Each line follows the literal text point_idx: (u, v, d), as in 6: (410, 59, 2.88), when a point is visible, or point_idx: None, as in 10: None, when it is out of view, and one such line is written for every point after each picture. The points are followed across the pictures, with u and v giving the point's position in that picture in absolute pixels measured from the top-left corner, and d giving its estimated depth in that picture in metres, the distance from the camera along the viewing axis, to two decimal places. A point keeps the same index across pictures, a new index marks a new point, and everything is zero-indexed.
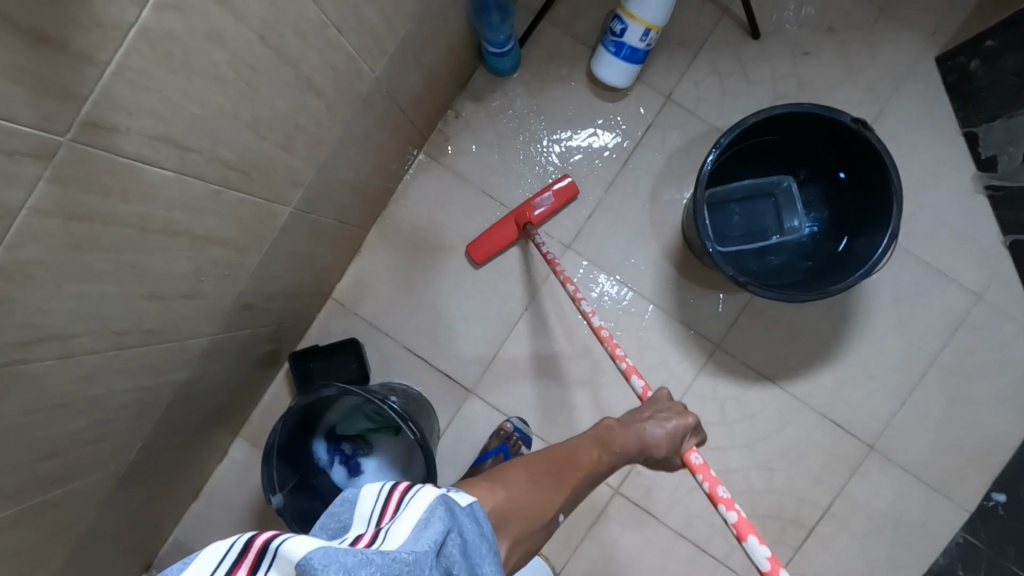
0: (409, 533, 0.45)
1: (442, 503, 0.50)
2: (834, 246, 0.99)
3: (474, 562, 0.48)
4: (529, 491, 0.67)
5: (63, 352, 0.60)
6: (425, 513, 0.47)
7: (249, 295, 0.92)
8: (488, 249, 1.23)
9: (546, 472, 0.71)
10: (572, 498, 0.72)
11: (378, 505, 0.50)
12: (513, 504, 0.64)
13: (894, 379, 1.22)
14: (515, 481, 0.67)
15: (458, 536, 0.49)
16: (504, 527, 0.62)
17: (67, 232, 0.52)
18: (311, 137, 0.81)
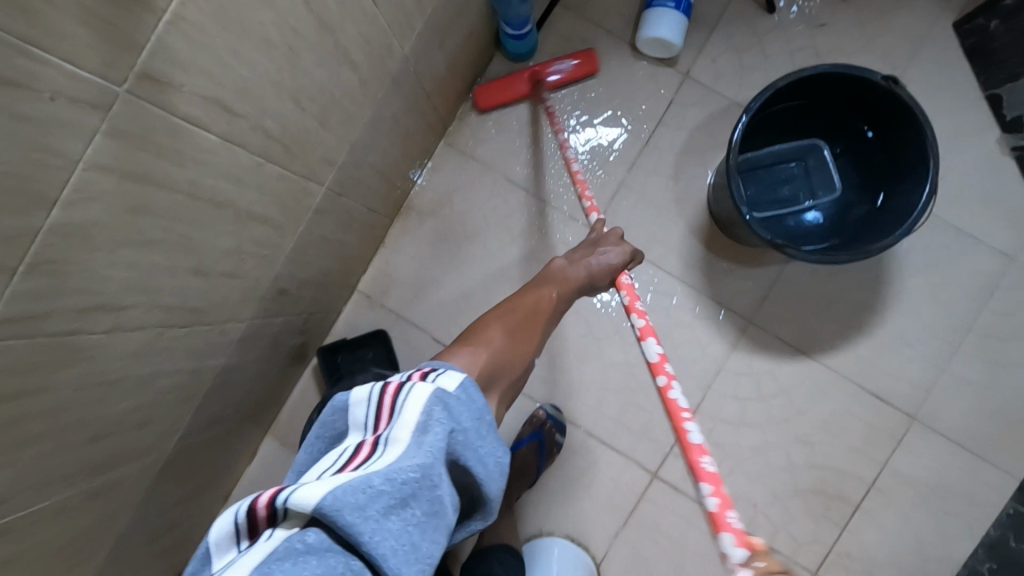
0: (409, 439, 0.48)
1: (437, 403, 0.51)
2: (869, 204, 0.98)
3: (481, 447, 0.52)
4: (506, 345, 0.68)
5: (114, 324, 0.60)
6: (424, 421, 0.49)
7: (284, 280, 0.91)
8: (495, 100, 1.24)
9: (517, 326, 0.71)
10: (543, 333, 0.74)
11: (368, 414, 0.52)
12: (495, 358, 0.65)
13: (932, 347, 1.20)
14: (492, 339, 0.67)
15: (460, 430, 0.51)
16: (495, 379, 0.65)
17: (122, 191, 0.51)
18: (346, 114, 0.80)
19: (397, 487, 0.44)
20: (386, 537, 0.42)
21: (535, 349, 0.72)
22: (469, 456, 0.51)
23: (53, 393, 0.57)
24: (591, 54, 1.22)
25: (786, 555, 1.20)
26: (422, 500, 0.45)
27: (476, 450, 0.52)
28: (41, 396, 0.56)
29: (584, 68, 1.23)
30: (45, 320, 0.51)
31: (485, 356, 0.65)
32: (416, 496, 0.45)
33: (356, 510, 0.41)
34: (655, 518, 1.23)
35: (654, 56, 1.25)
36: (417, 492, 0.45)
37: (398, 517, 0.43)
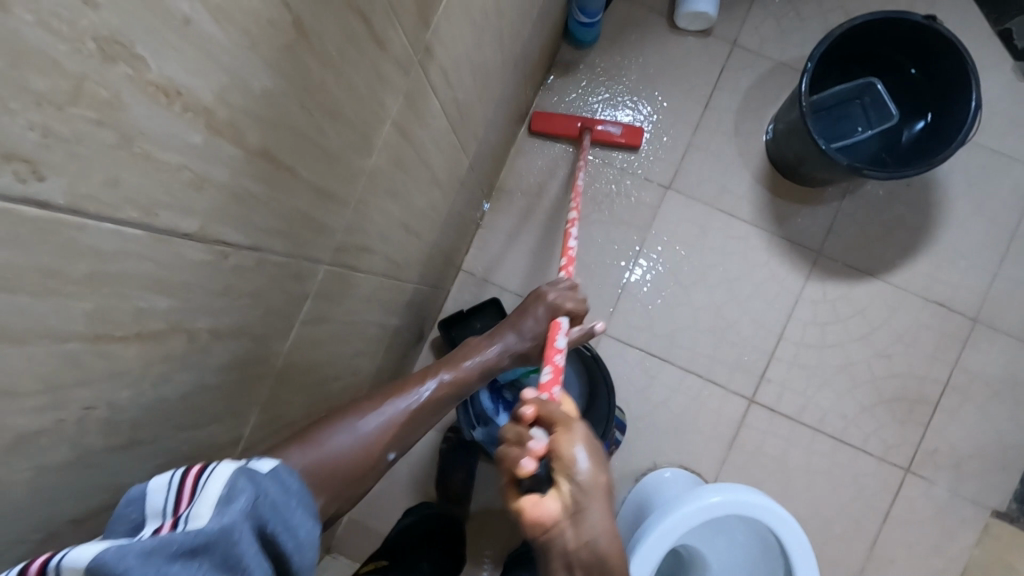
0: (215, 508, 0.36)
1: (247, 476, 0.40)
2: (918, 123, 1.14)
3: (294, 518, 0.42)
4: (353, 443, 0.62)
5: (366, 268, 0.73)
6: (236, 483, 0.38)
7: (433, 248, 1.04)
8: (544, 128, 1.36)
9: (387, 420, 0.66)
10: (413, 434, 0.69)
11: (165, 495, 0.37)
12: (329, 458, 0.58)
13: (983, 256, 1.35)
14: (330, 437, 0.60)
15: (272, 498, 0.41)
16: (321, 486, 0.57)
17: (397, 146, 0.64)
18: (490, 93, 0.94)
19: (190, 542, 0.34)
20: None
21: (386, 450, 0.65)
22: (280, 523, 0.41)
23: (330, 327, 0.70)
24: (639, 132, 1.34)
25: (880, 457, 1.33)
26: (218, 556, 0.35)
27: (291, 520, 0.41)
28: (326, 327, 0.68)
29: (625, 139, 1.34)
30: (346, 254, 0.64)
31: (319, 459, 0.58)
32: (212, 550, 0.35)
33: (139, 558, 0.31)
34: (757, 441, 1.35)
35: (696, 30, 1.39)
36: (212, 546, 0.35)
37: (184, 571, 0.33)
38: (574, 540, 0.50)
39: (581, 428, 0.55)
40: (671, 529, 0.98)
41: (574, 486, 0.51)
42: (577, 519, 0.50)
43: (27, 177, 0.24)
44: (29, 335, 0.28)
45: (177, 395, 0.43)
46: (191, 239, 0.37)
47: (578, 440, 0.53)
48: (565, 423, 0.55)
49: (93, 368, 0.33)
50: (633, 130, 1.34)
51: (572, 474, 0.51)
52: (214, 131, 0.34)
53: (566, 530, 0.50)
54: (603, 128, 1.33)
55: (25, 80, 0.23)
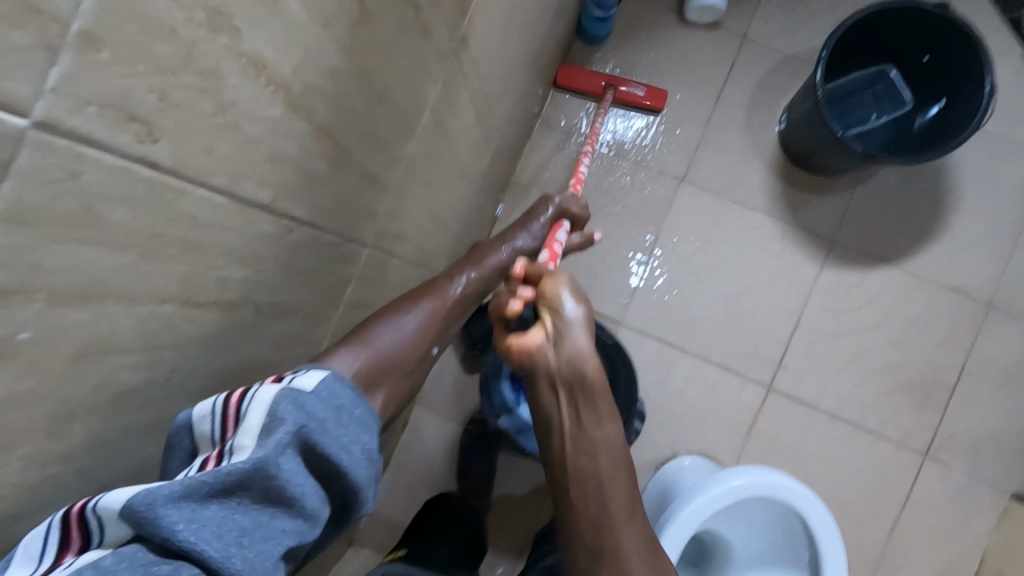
0: (256, 439, 0.35)
1: (289, 396, 0.38)
2: (933, 107, 1.15)
3: (346, 433, 0.40)
4: (400, 342, 0.60)
5: (400, 254, 0.74)
6: (276, 405, 0.37)
7: (456, 239, 1.05)
8: (574, 80, 1.36)
9: (427, 315, 0.65)
10: (448, 329, 0.69)
11: (210, 422, 0.37)
12: (383, 351, 0.57)
13: (996, 242, 1.36)
14: (378, 336, 0.58)
15: (318, 422, 0.39)
16: (382, 378, 0.57)
17: (432, 133, 0.66)
18: (511, 85, 0.96)
19: (222, 480, 0.33)
20: (205, 533, 0.32)
21: (427, 348, 0.63)
22: (328, 443, 0.39)
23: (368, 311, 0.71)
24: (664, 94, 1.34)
25: (897, 442, 1.34)
26: (256, 489, 0.34)
27: (341, 438, 0.40)
28: (365, 311, 0.70)
29: (652, 101, 1.34)
30: (385, 239, 0.65)
31: (373, 351, 0.56)
32: (250, 485, 0.34)
33: (172, 500, 0.31)
34: (775, 429, 1.36)
35: (705, 23, 1.41)
36: (249, 481, 0.34)
37: (222, 506, 0.33)
38: (556, 360, 0.54)
39: (567, 275, 0.57)
40: (696, 512, 0.98)
41: (559, 320, 0.54)
42: (559, 341, 0.54)
43: (144, 139, 0.26)
44: (135, 293, 0.30)
45: (242, 366, 0.45)
46: (264, 211, 0.38)
47: (563, 283, 0.56)
48: (552, 274, 0.57)
49: (179, 332, 0.35)
50: (659, 91, 1.35)
51: (556, 308, 0.54)
52: (289, 106, 0.36)
53: (550, 352, 0.54)
54: (628, 89, 1.34)
55: (149, 45, 0.24)
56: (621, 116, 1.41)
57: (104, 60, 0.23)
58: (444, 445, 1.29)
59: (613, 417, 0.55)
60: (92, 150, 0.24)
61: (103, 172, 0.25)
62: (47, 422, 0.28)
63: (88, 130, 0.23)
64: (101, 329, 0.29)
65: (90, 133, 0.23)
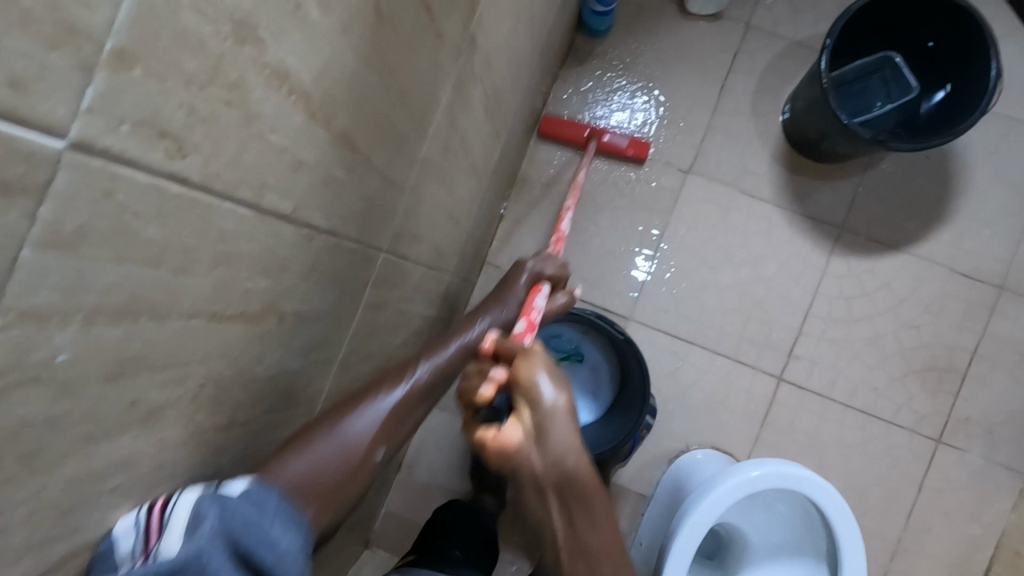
0: (184, 536, 0.33)
1: (216, 497, 0.35)
2: (939, 93, 1.14)
3: (273, 529, 0.37)
4: (343, 448, 0.48)
5: (413, 257, 0.74)
6: (200, 506, 0.34)
7: (466, 238, 1.05)
8: (554, 131, 1.36)
9: (378, 416, 0.52)
10: (403, 429, 0.55)
11: (132, 536, 0.33)
12: (314, 470, 0.45)
13: (1007, 224, 1.35)
14: (317, 441, 0.47)
15: (243, 520, 0.36)
16: (310, 500, 0.44)
17: (444, 134, 0.66)
18: (518, 81, 0.95)
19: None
20: None
21: (377, 450, 0.51)
22: (255, 539, 0.36)
23: (385, 315, 0.71)
24: (645, 147, 1.34)
25: (912, 428, 1.33)
26: None
27: (265, 534, 0.37)
28: (382, 315, 0.70)
29: (631, 150, 1.34)
30: (400, 242, 0.65)
31: (297, 475, 0.44)
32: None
33: None
34: (789, 418, 1.36)
35: (707, 14, 1.40)
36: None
37: None
38: (540, 462, 0.46)
39: (543, 355, 0.50)
40: (716, 503, 0.98)
41: (538, 414, 0.47)
42: (544, 440, 0.46)
43: (174, 154, 0.26)
44: (167, 309, 0.30)
45: (267, 376, 0.44)
46: (287, 220, 0.38)
47: (540, 366, 0.48)
48: (527, 354, 0.50)
49: (208, 346, 0.35)
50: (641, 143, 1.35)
51: (534, 400, 0.47)
52: (310, 114, 0.36)
53: (532, 450, 0.47)
54: (609, 138, 1.34)
55: (178, 59, 0.24)
56: (624, 109, 1.40)
57: (137, 77, 0.22)
58: (458, 444, 1.29)
59: (600, 499, 0.48)
60: (127, 169, 0.24)
61: (136, 191, 0.25)
62: (86, 443, 0.28)
63: (121, 149, 0.23)
64: (136, 347, 0.28)
65: (124, 151, 0.23)
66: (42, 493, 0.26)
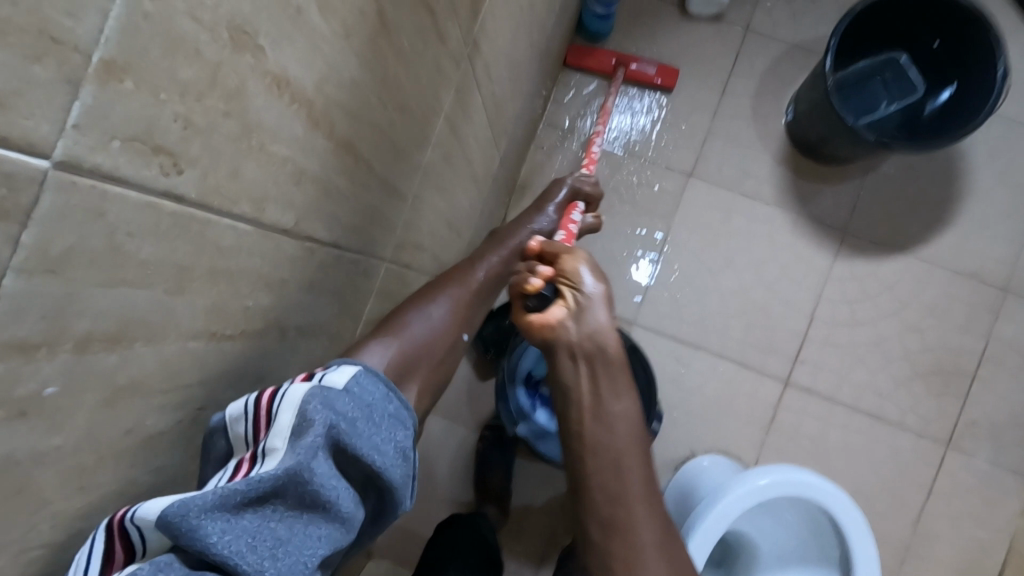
0: (289, 441, 0.33)
1: (321, 393, 0.35)
2: (944, 93, 1.13)
3: (378, 432, 0.37)
4: (429, 331, 0.59)
5: (416, 266, 0.72)
6: (307, 405, 0.34)
7: (467, 245, 1.03)
8: (583, 60, 1.36)
9: (450, 306, 0.63)
10: (473, 317, 0.68)
11: (244, 424, 0.34)
12: (417, 339, 0.57)
13: (1011, 224, 1.34)
14: (411, 323, 0.58)
15: (346, 420, 0.36)
16: (409, 375, 0.56)
17: (445, 141, 0.64)
18: (519, 86, 0.94)
19: (253, 490, 0.30)
20: (235, 546, 0.30)
21: (459, 334, 0.64)
22: (363, 444, 0.36)
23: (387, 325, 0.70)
24: (673, 71, 1.34)
25: (918, 432, 1.32)
26: (293, 497, 0.32)
27: (373, 440, 0.37)
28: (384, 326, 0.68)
29: (660, 79, 1.34)
30: (402, 251, 0.64)
31: (407, 341, 0.56)
32: (285, 493, 0.31)
33: (205, 511, 0.29)
34: (795, 423, 1.34)
35: (706, 17, 1.39)
36: (284, 488, 0.31)
37: (256, 515, 0.31)
38: (577, 335, 0.50)
39: (584, 254, 0.55)
40: (725, 513, 0.97)
41: (579, 295, 0.51)
42: (581, 317, 0.50)
43: (169, 170, 0.24)
44: (162, 332, 0.28)
45: (267, 395, 0.43)
46: (287, 234, 0.36)
47: (581, 259, 0.54)
48: (570, 252, 0.56)
49: (205, 368, 0.33)
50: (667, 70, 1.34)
51: (576, 284, 0.52)
52: (312, 124, 0.34)
53: (571, 327, 0.51)
54: (637, 66, 1.33)
55: (174, 69, 0.23)
56: (626, 113, 1.39)
57: (128, 90, 0.21)
58: (461, 453, 1.27)
59: (628, 387, 0.51)
60: (118, 187, 0.22)
61: (128, 210, 0.23)
62: (78, 475, 0.26)
63: (112, 167, 0.21)
64: (129, 374, 0.27)
65: (115, 169, 0.21)
66: (30, 531, 0.25)
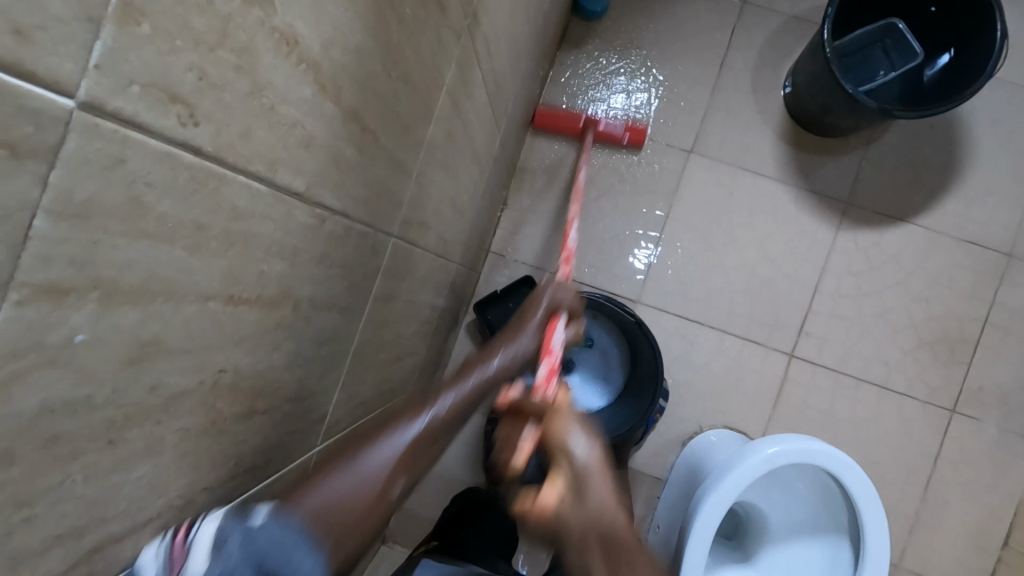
0: (210, 558, 0.33)
1: (237, 523, 0.36)
2: (942, 58, 1.13)
3: (301, 554, 0.38)
4: (353, 487, 0.44)
5: (423, 243, 0.72)
6: (223, 533, 0.35)
7: (471, 227, 1.03)
8: (552, 120, 1.33)
9: (394, 448, 0.48)
10: (421, 464, 0.50)
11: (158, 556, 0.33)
12: (336, 498, 0.42)
13: (1014, 190, 1.34)
14: (332, 480, 0.43)
15: (268, 542, 0.36)
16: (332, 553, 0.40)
17: (448, 116, 0.64)
18: (518, 63, 0.93)
19: None
20: None
21: (394, 480, 0.47)
22: (283, 565, 0.37)
23: (396, 303, 0.70)
24: (643, 130, 1.33)
25: (925, 401, 1.33)
26: None
27: (289, 560, 0.37)
28: (394, 303, 0.69)
29: (630, 139, 1.33)
30: (409, 227, 0.64)
31: (323, 500, 0.41)
32: None
33: None
34: (802, 396, 1.35)
35: None
36: None
37: None
38: (579, 522, 0.48)
39: (570, 415, 0.51)
40: (736, 483, 0.97)
41: (575, 467, 0.48)
42: (578, 497, 0.48)
43: (185, 121, 0.24)
44: (184, 290, 0.28)
45: (284, 364, 0.43)
46: (299, 199, 0.37)
47: (571, 424, 0.50)
48: (552, 410, 0.52)
49: (223, 332, 0.33)
50: (637, 129, 1.33)
51: (568, 455, 0.48)
52: (320, 86, 0.34)
53: (570, 512, 0.47)
54: (604, 124, 1.32)
55: (188, 18, 0.23)
56: (625, 94, 1.38)
57: (145, 34, 0.21)
58: (471, 435, 1.28)
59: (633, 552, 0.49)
60: (137, 134, 0.22)
61: (147, 160, 0.23)
62: (108, 430, 0.27)
63: (132, 112, 0.22)
64: (153, 329, 0.27)
65: (134, 115, 0.22)
66: (65, 482, 0.25)
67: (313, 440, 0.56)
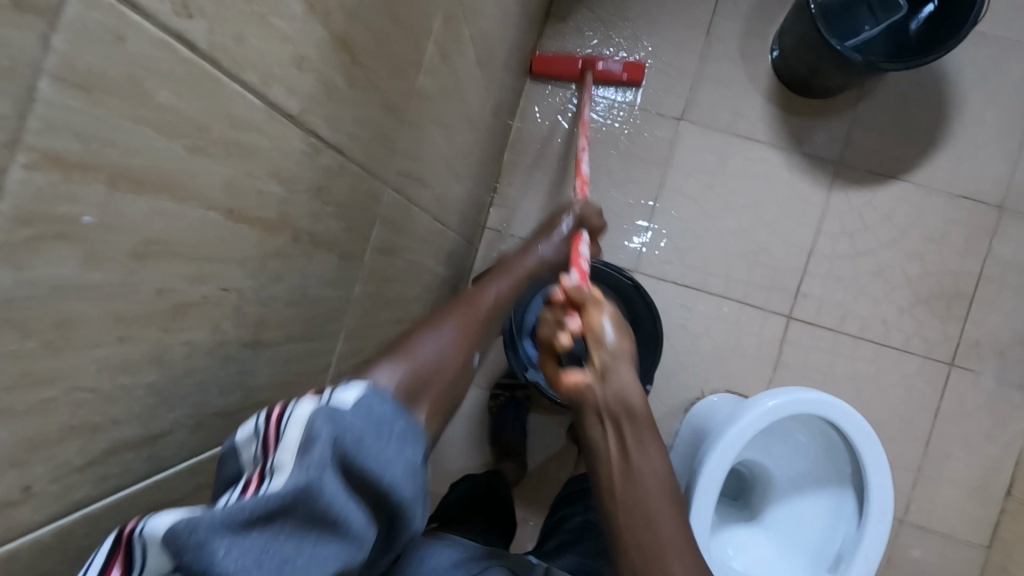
0: (296, 455, 0.32)
1: (329, 411, 0.34)
2: (927, 8, 1.13)
3: (388, 446, 0.36)
4: (439, 348, 0.50)
5: (419, 201, 0.73)
6: (311, 426, 0.33)
7: (467, 195, 1.04)
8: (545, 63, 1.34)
9: (463, 325, 0.55)
10: (488, 337, 0.58)
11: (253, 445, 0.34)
12: (423, 363, 0.47)
13: (1003, 143, 1.35)
14: (421, 345, 0.49)
15: (354, 434, 0.34)
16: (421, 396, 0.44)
17: (438, 68, 0.65)
18: (507, 28, 0.93)
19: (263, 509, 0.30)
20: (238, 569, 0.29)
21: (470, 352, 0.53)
22: (369, 458, 0.34)
23: (396, 259, 0.71)
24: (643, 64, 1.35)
25: (924, 356, 1.34)
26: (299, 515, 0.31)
27: (381, 454, 0.35)
28: (394, 258, 0.69)
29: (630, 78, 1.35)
30: (405, 179, 0.64)
31: (408, 366, 0.45)
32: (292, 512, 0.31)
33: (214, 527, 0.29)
34: (801, 357, 1.36)
35: None
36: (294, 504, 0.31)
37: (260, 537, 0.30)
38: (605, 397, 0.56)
39: (610, 306, 0.58)
40: (740, 434, 0.98)
41: (605, 352, 0.56)
42: (606, 380, 0.56)
43: (179, 11, 0.25)
44: (188, 191, 0.29)
45: (287, 297, 0.44)
46: (294, 122, 0.37)
47: (606, 314, 0.57)
48: (594, 300, 0.58)
49: (226, 245, 0.34)
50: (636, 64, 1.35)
51: (600, 340, 0.56)
52: (309, 3, 0.35)
53: (597, 389, 0.57)
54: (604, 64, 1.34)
55: None
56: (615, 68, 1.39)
57: None
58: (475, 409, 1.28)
59: (653, 438, 0.56)
60: (133, 14, 0.23)
61: (145, 44, 0.24)
62: (118, 323, 0.28)
63: None
64: (157, 227, 0.28)
65: None
66: (80, 369, 0.26)
67: (318, 386, 0.56)
